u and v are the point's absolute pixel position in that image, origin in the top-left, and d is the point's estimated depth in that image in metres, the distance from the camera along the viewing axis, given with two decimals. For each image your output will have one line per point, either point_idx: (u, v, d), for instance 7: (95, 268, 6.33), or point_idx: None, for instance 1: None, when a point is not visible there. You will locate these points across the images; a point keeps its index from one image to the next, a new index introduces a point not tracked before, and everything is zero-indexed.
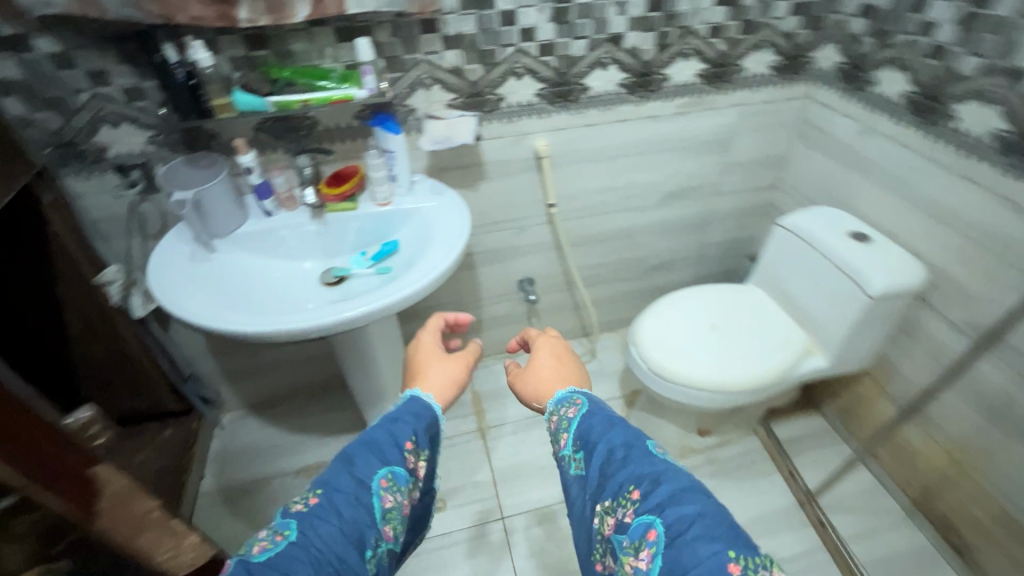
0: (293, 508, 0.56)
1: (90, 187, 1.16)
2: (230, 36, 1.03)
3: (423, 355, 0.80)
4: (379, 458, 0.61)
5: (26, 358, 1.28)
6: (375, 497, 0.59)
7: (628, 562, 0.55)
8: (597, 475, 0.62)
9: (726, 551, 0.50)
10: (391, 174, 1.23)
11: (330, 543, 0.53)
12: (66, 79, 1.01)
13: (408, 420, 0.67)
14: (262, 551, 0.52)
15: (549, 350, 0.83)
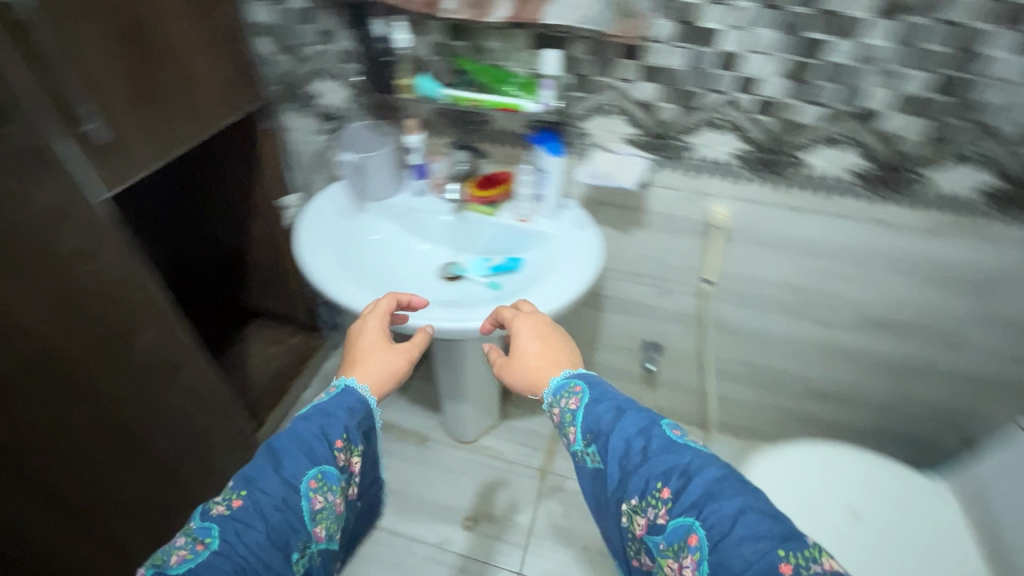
0: (214, 510, 0.60)
1: (298, 125, 1.33)
2: (435, 22, 1.05)
3: (367, 341, 0.84)
4: (308, 458, 0.65)
5: (222, 241, 1.58)
6: (304, 497, 0.64)
7: (670, 562, 0.57)
8: (616, 475, 0.62)
9: (776, 551, 0.51)
10: (538, 193, 1.16)
11: (256, 550, 0.58)
12: (302, 32, 1.16)
13: (339, 416, 0.71)
14: (183, 561, 0.56)
15: (529, 327, 0.83)
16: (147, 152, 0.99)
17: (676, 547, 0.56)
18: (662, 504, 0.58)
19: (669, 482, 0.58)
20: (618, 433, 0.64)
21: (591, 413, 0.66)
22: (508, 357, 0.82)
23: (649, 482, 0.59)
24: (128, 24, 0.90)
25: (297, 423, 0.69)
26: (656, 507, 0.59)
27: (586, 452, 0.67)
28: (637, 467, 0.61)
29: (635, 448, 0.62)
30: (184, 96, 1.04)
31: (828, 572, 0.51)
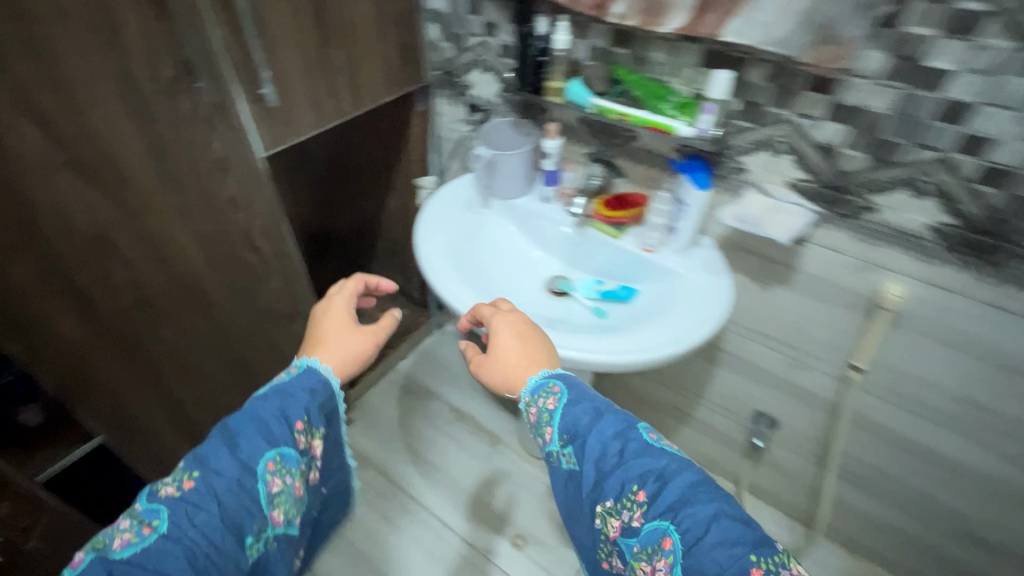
0: (170, 487, 0.60)
1: (447, 111, 1.37)
2: (601, 26, 0.98)
3: (329, 324, 0.82)
4: (265, 444, 0.66)
5: (362, 207, 1.71)
6: (259, 480, 0.64)
7: (644, 563, 0.59)
8: (592, 476, 0.64)
9: (749, 555, 0.54)
10: (672, 226, 1.05)
11: (206, 532, 0.58)
12: (469, 23, 1.17)
13: (301, 396, 0.72)
14: (125, 545, 0.56)
15: (512, 325, 0.82)
16: (308, 118, 1.08)
17: (650, 549, 0.58)
18: (637, 508, 0.60)
19: (645, 487, 0.60)
20: (596, 436, 0.65)
21: (569, 413, 0.69)
22: (489, 354, 0.80)
23: (624, 486, 0.61)
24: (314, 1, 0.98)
25: (252, 405, 0.68)
26: (631, 510, 0.60)
27: (563, 452, 0.69)
28: (612, 473, 0.62)
29: (613, 452, 0.63)
30: (349, 72, 1.11)
31: (793, 575, 0.55)
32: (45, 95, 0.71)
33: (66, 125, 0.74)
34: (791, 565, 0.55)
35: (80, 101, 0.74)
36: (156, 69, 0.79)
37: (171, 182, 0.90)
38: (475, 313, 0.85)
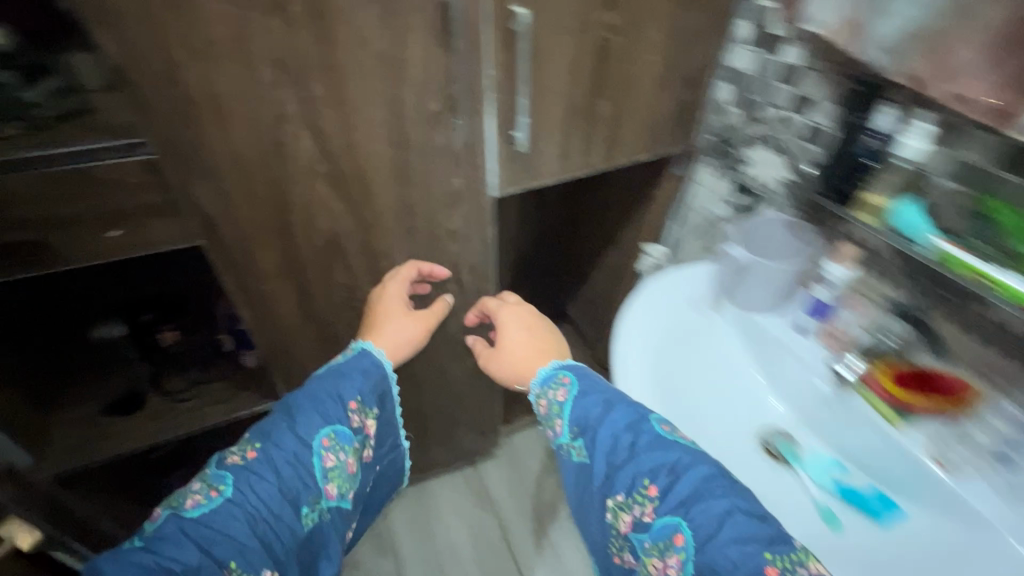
0: (231, 459, 0.69)
1: (709, 183, 1.17)
2: (986, 134, 0.68)
3: (386, 308, 0.95)
4: (322, 426, 0.75)
5: (577, 250, 1.61)
6: (316, 456, 0.74)
7: (656, 561, 0.66)
8: (606, 469, 0.73)
9: (762, 553, 0.60)
10: (1003, 453, 0.72)
11: (267, 499, 0.67)
12: (775, 91, 0.96)
13: (354, 378, 0.82)
14: (196, 505, 0.64)
15: (524, 321, 0.95)
16: (553, 165, 0.99)
17: (664, 546, 0.65)
18: (648, 501, 0.68)
19: (656, 480, 0.68)
20: (606, 428, 0.74)
21: (580, 405, 0.78)
22: (504, 347, 0.93)
23: (640, 483, 0.69)
24: (600, 47, 0.87)
25: (312, 384, 0.78)
26: (644, 502, 0.68)
27: (578, 447, 0.78)
28: (629, 468, 0.71)
29: (624, 445, 0.72)
30: (611, 125, 1.00)
31: (811, 571, 0.60)
32: (328, 116, 0.75)
33: (337, 146, 0.79)
34: (809, 564, 0.60)
35: (353, 126, 0.78)
36: (424, 102, 0.79)
37: (406, 209, 0.91)
38: (483, 304, 1.03)
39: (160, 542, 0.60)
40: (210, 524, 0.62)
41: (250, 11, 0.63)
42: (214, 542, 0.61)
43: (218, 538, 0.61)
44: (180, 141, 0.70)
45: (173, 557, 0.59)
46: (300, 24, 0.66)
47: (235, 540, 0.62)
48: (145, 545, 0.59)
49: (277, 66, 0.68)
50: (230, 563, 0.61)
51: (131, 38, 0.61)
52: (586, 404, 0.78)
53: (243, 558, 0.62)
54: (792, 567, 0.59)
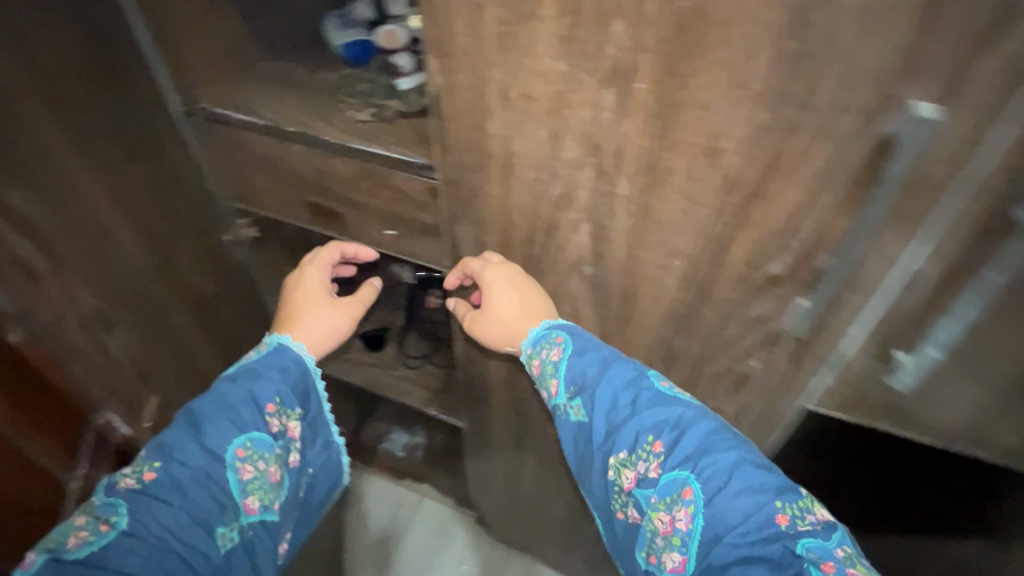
0: (123, 487, 0.56)
1: None
2: None
3: (303, 295, 0.77)
4: (232, 434, 0.61)
5: None
6: (230, 470, 0.60)
7: (664, 520, 0.54)
8: (605, 432, 0.60)
9: (775, 501, 0.50)
10: None
11: (169, 527, 0.55)
12: None
13: (273, 378, 0.68)
14: (81, 544, 0.53)
15: (507, 285, 0.66)
16: (942, 425, 0.56)
17: (674, 505, 0.53)
18: (657, 460, 0.55)
19: (662, 440, 0.55)
20: (606, 385, 0.60)
21: (573, 365, 0.62)
22: (490, 311, 0.68)
23: (644, 443, 0.56)
24: None
25: (219, 387, 0.64)
26: (649, 463, 0.56)
27: (574, 408, 0.63)
28: (630, 431, 0.57)
29: (624, 407, 0.59)
30: None
31: (823, 522, 0.51)
32: (622, 221, 0.55)
33: (616, 255, 0.58)
34: (818, 511, 0.52)
35: (647, 244, 0.55)
36: (766, 256, 0.50)
37: (664, 356, 0.65)
38: (463, 268, 0.70)
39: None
40: (104, 565, 0.51)
41: (587, 76, 0.46)
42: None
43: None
44: (461, 184, 0.62)
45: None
46: (641, 107, 0.46)
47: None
48: None
49: (590, 147, 0.51)
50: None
51: (456, 71, 0.52)
52: (579, 367, 0.62)
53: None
54: (804, 516, 0.50)
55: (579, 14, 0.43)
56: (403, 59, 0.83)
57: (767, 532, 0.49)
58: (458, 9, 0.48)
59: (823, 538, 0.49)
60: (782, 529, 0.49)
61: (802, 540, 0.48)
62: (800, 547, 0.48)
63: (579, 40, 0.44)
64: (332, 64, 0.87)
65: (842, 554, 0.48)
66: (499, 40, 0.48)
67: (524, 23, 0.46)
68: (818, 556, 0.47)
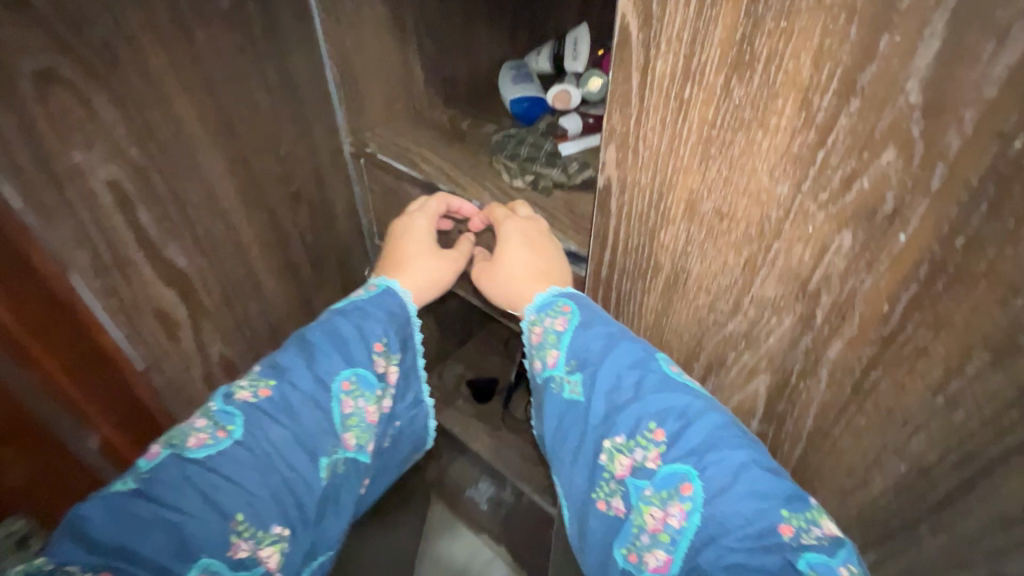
0: (238, 400, 0.50)
1: None
2: None
3: (407, 242, 0.65)
4: (342, 364, 0.55)
5: None
6: (335, 402, 0.54)
7: (653, 515, 0.43)
8: (602, 412, 0.48)
9: (781, 509, 0.40)
10: None
11: (277, 445, 0.50)
12: None
13: (379, 318, 0.59)
14: (201, 445, 0.48)
15: (523, 235, 0.59)
16: None
17: (666, 498, 0.43)
18: (655, 450, 0.44)
19: (664, 427, 0.44)
20: (613, 363, 0.48)
21: (578, 336, 0.51)
22: (495, 262, 0.60)
23: (641, 427, 0.45)
24: None
25: (331, 317, 0.57)
26: (646, 452, 0.45)
27: (571, 381, 0.51)
28: (629, 411, 0.46)
29: (626, 385, 0.47)
30: None
31: (828, 536, 0.40)
32: (824, 387, 0.41)
33: (803, 421, 0.44)
34: (826, 524, 0.41)
35: (855, 426, 0.41)
36: None
37: None
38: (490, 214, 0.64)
39: (155, 485, 0.45)
40: (220, 469, 0.47)
41: (818, 209, 0.34)
42: (223, 491, 0.46)
43: (228, 485, 0.46)
44: (615, 286, 0.53)
45: (167, 502, 0.44)
46: (895, 263, 0.33)
47: (247, 489, 0.47)
48: (136, 490, 0.45)
49: (799, 292, 0.38)
50: (240, 514, 0.46)
51: (637, 169, 0.43)
52: (591, 336, 0.51)
53: (255, 510, 0.47)
54: (810, 527, 0.40)
55: (826, 133, 0.32)
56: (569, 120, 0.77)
57: (769, 544, 0.39)
58: (655, 103, 0.39)
59: (829, 555, 0.38)
60: (786, 540, 0.39)
61: (806, 555, 0.38)
62: (802, 562, 0.38)
63: (818, 163, 0.33)
64: (496, 122, 0.86)
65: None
66: (701, 145, 0.38)
67: (742, 131, 0.35)
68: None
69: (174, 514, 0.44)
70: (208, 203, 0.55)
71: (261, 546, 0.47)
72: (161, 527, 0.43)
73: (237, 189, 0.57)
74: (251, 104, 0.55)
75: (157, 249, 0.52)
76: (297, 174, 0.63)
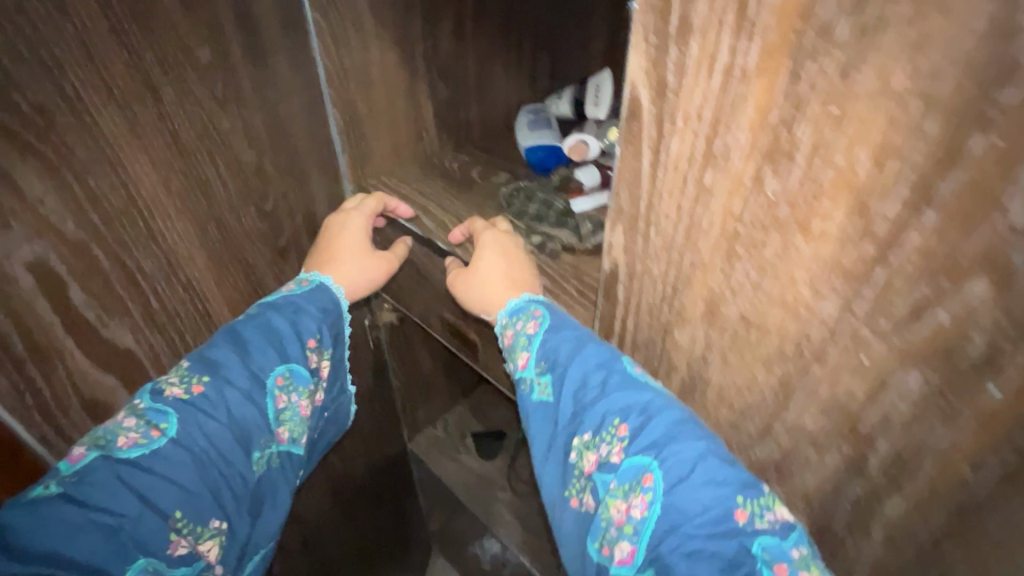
0: (169, 397, 0.47)
1: None
2: None
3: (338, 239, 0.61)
4: (278, 357, 0.51)
5: None
6: (269, 400, 0.51)
7: (616, 507, 0.37)
8: (568, 410, 0.41)
9: (736, 496, 0.35)
10: None
11: (213, 442, 0.47)
12: None
13: (316, 312, 0.55)
14: (133, 446, 0.44)
15: (499, 245, 0.54)
16: None
17: (628, 491, 0.37)
18: (619, 444, 0.38)
19: (628, 421, 0.38)
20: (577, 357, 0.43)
21: (546, 338, 0.45)
22: (470, 272, 0.54)
23: (603, 421, 0.39)
24: None
25: (265, 311, 0.53)
26: (609, 446, 0.38)
27: (535, 379, 0.44)
28: (594, 405, 0.40)
29: (593, 382, 0.41)
30: None
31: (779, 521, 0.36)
32: (878, 546, 0.33)
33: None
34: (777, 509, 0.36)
35: None
36: None
37: None
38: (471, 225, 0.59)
39: (84, 487, 0.41)
40: (153, 469, 0.44)
41: (874, 336, 0.27)
42: (160, 489, 0.43)
43: (163, 484, 0.44)
44: None
45: (91, 503, 0.41)
46: (983, 422, 0.25)
47: (185, 484, 0.45)
48: (65, 493, 0.41)
49: (847, 430, 0.30)
50: (175, 512, 0.44)
51: (647, 256, 0.37)
52: (563, 336, 0.44)
53: (193, 504, 0.45)
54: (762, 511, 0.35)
55: (889, 248, 0.24)
56: (586, 171, 0.72)
57: (729, 535, 0.34)
58: (668, 186, 0.33)
59: (782, 538, 0.34)
60: (742, 526, 0.34)
61: (760, 537, 0.34)
62: (757, 545, 0.34)
63: (877, 283, 0.26)
64: (508, 170, 0.81)
65: (800, 556, 0.34)
66: (724, 241, 0.31)
67: (776, 231, 0.28)
68: (774, 559, 0.33)
69: (101, 517, 0.41)
70: (167, 273, 0.49)
71: (198, 542, 0.45)
72: (86, 529, 0.40)
73: (204, 254, 0.51)
74: (232, 157, 0.51)
75: (89, 331, 0.45)
76: (285, 229, 0.59)
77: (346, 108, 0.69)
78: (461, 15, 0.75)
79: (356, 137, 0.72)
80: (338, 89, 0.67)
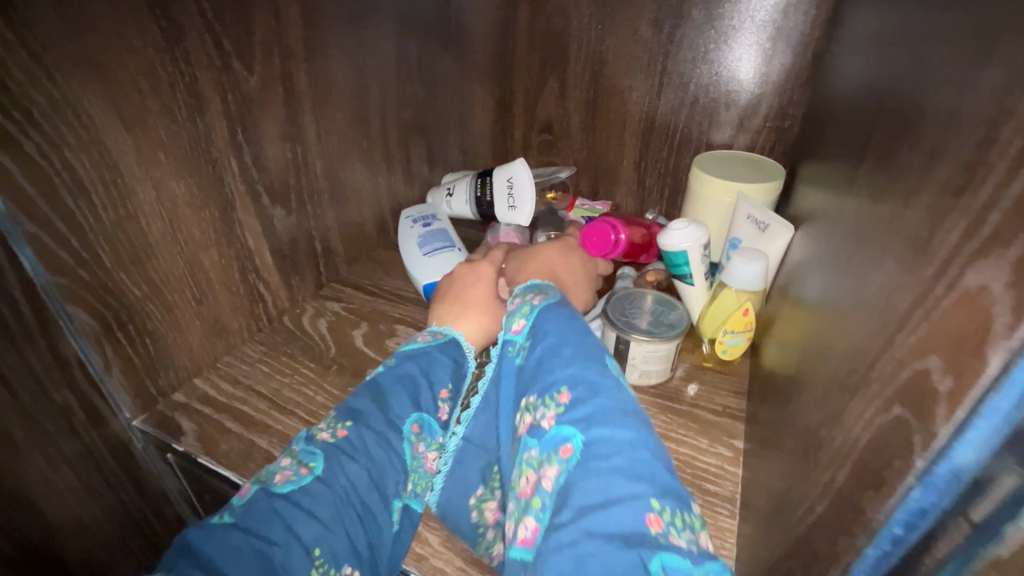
0: (319, 437, 0.34)
1: None
2: None
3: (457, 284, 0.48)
4: (410, 397, 0.37)
5: None
6: (406, 446, 0.36)
7: (527, 477, 0.29)
8: (528, 372, 0.33)
9: (655, 501, 0.24)
10: None
11: (352, 487, 0.33)
12: None
13: (437, 360, 0.41)
14: (287, 483, 0.32)
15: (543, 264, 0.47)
16: None
17: (543, 461, 0.28)
18: (554, 411, 0.29)
19: (575, 388, 0.30)
20: (567, 332, 0.34)
21: (548, 314, 0.35)
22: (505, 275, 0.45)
23: (551, 382, 0.31)
24: None
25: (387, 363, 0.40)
26: (545, 410, 0.30)
27: (517, 347, 0.35)
28: (555, 366, 0.31)
29: (565, 351, 0.32)
30: None
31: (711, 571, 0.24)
32: None
33: None
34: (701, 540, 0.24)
35: None
36: None
37: None
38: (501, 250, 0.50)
39: (250, 515, 0.30)
40: (310, 508, 0.31)
41: None
42: (304, 530, 0.30)
43: (306, 515, 0.31)
44: None
45: (257, 530, 0.29)
46: None
47: (326, 525, 0.31)
48: (233, 521, 0.30)
49: None
50: (318, 548, 0.30)
51: None
52: (557, 316, 0.35)
53: (336, 550, 0.31)
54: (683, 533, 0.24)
55: None
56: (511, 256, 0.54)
57: (627, 541, 0.23)
58: None
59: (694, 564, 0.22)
60: (651, 536, 0.23)
61: (662, 554, 0.22)
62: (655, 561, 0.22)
63: None
64: (409, 324, 0.55)
65: None
66: None
67: None
68: None
69: (252, 547, 0.29)
70: None
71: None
72: (245, 555, 0.28)
73: None
74: None
75: None
76: None
77: (99, 297, 0.37)
78: (294, 107, 0.48)
79: (132, 339, 0.40)
80: (75, 270, 0.35)
